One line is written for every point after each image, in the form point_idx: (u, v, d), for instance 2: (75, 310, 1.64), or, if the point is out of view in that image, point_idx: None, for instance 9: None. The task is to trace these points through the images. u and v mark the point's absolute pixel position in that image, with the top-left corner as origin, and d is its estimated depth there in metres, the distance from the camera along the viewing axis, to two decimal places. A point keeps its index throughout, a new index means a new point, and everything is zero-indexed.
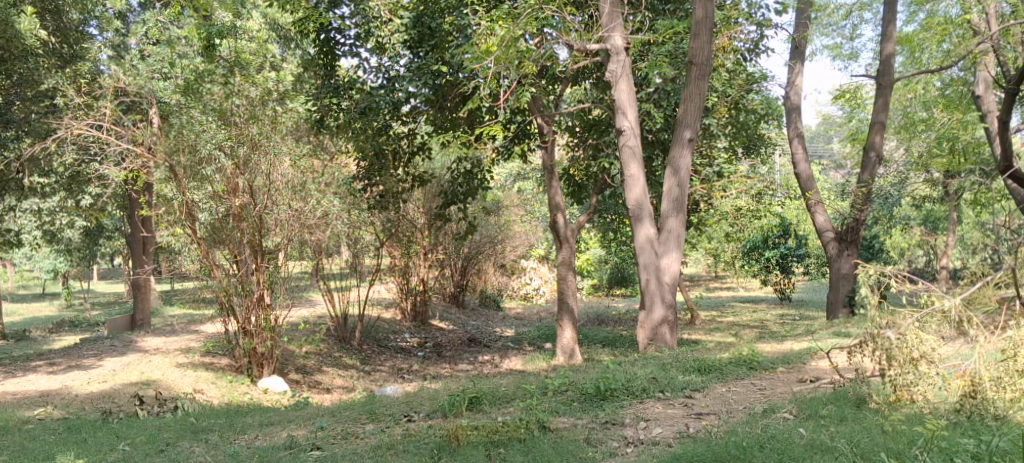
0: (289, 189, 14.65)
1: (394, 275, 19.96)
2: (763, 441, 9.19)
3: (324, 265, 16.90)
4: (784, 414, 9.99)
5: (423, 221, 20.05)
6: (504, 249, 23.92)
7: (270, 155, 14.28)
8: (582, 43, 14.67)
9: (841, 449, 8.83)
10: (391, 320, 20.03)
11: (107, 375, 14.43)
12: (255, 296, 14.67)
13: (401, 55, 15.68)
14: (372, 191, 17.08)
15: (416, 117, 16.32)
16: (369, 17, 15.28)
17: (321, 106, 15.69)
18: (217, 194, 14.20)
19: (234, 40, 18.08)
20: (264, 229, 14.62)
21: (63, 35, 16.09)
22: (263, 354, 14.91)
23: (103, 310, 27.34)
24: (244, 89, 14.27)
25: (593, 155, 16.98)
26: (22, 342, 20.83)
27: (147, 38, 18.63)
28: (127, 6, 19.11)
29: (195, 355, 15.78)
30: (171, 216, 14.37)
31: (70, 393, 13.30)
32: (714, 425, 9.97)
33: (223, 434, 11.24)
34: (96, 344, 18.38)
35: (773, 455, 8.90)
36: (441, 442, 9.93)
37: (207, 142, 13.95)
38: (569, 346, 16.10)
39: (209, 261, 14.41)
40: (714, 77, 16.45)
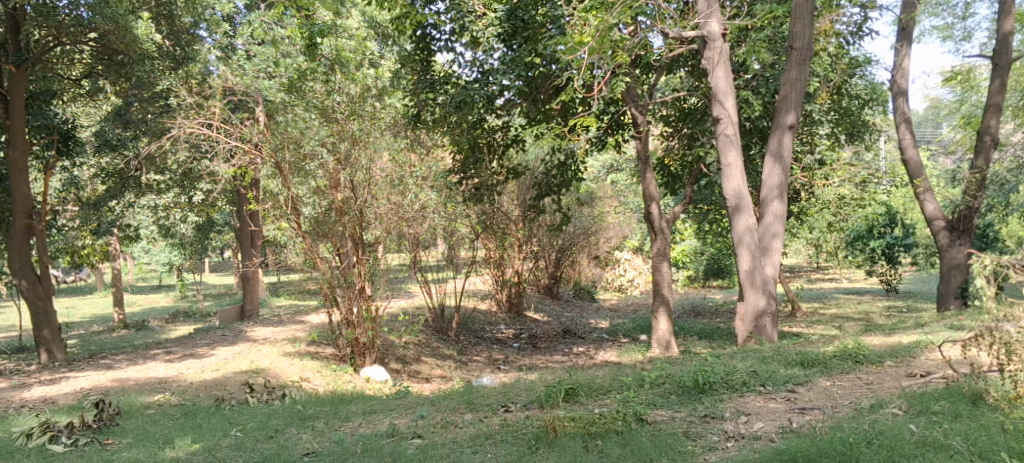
0: (387, 183, 14.97)
1: (490, 267, 20.14)
2: (871, 437, 9.13)
3: (422, 258, 17.25)
4: (893, 409, 9.84)
5: (517, 213, 20.13)
6: (597, 240, 24.01)
7: (370, 150, 14.75)
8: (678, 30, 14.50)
9: (957, 448, 8.82)
10: (486, 310, 20.30)
11: (218, 363, 15.10)
12: (357, 287, 15.21)
13: (496, 49, 15.68)
14: (467, 184, 17.37)
15: (510, 110, 16.30)
16: (464, 12, 15.51)
17: (418, 101, 16.04)
18: (320, 188, 14.76)
19: (336, 38, 18.65)
20: (364, 222, 15.03)
21: (176, 37, 16.65)
22: (365, 344, 15.46)
23: (216, 301, 28.56)
24: (345, 87, 14.78)
25: (689, 144, 16.90)
26: (142, 331, 21.88)
27: (254, 39, 19.35)
28: (235, 9, 19.84)
29: (302, 345, 16.44)
30: (277, 211, 14.76)
31: (186, 380, 13.96)
32: (819, 420, 9.91)
33: (329, 421, 11.65)
34: (209, 333, 19.21)
35: (881, 453, 8.87)
36: (538, 433, 10.12)
37: (311, 139, 14.46)
38: (665, 338, 16.11)
39: (313, 254, 14.90)
40: (816, 62, 16.09)
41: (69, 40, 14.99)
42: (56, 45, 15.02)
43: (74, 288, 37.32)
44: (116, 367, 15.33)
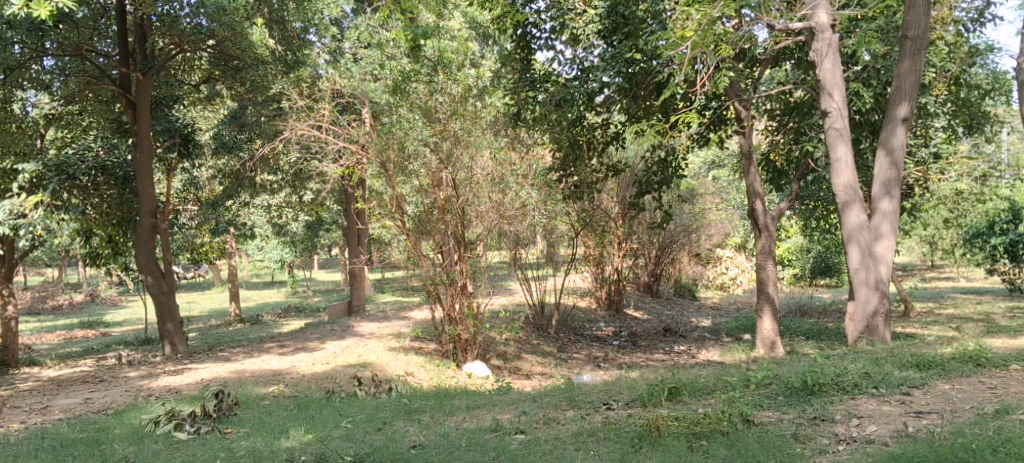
0: (488, 182, 15.22)
1: (589, 264, 20.24)
2: (996, 444, 9.02)
3: (522, 255, 17.44)
4: (1019, 416, 9.57)
5: (617, 210, 20.00)
6: (699, 237, 23.84)
7: (471, 149, 14.97)
8: (785, 22, 14.34)
9: None
10: (586, 308, 20.38)
11: (328, 357, 15.70)
12: (459, 284, 15.52)
13: (595, 46, 15.66)
14: (566, 182, 17.39)
15: (610, 107, 16.39)
16: (565, 10, 15.62)
17: (518, 99, 16.09)
18: (423, 187, 15.10)
19: (439, 39, 19.13)
20: (466, 220, 15.38)
21: (287, 43, 17.05)
22: (467, 340, 15.77)
23: (325, 297, 29.47)
24: (447, 87, 15.08)
25: (796, 138, 16.66)
26: (256, 325, 22.75)
27: (361, 42, 20.07)
28: (342, 13, 20.68)
29: (406, 341, 17.02)
30: (383, 210, 15.31)
31: (297, 373, 14.50)
32: (937, 425, 9.72)
33: (435, 415, 11.96)
34: (319, 328, 19.89)
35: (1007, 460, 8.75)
36: (641, 431, 10.21)
37: (414, 139, 14.80)
38: (770, 338, 15.90)
39: (417, 251, 15.40)
40: (933, 51, 15.62)
41: (190, 47, 15.72)
42: (178, 51, 15.83)
43: (194, 283, 39.00)
44: (234, 359, 16.04)
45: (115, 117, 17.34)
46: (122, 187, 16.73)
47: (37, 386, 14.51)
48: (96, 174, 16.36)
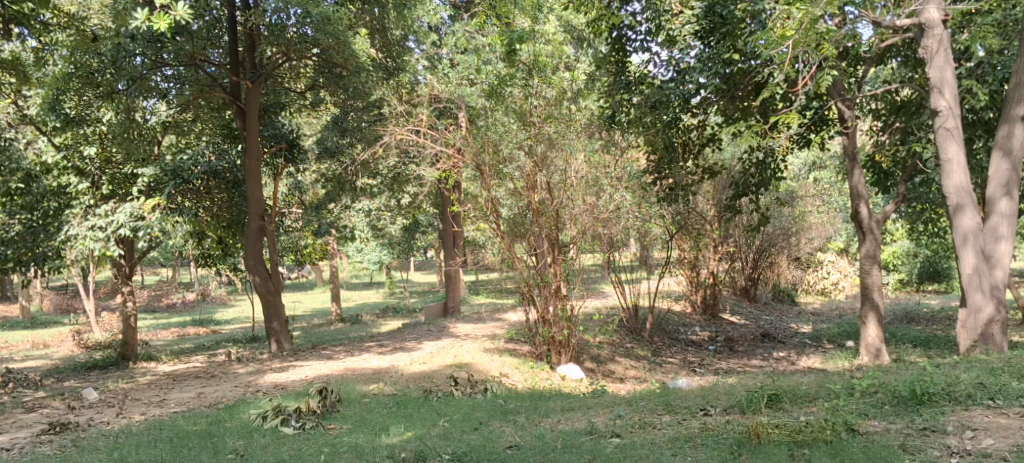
0: (583, 184, 15.26)
1: (684, 268, 20.17)
2: None
3: (615, 258, 17.23)
4: None
5: (713, 213, 19.77)
6: (798, 241, 23.43)
7: (565, 152, 15.09)
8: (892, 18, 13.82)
9: None
10: (681, 312, 20.26)
11: (425, 357, 16.12)
12: (553, 287, 15.68)
13: (692, 46, 15.37)
14: (661, 185, 17.32)
15: (706, 108, 16.16)
16: (660, 11, 15.52)
17: (613, 101, 16.30)
18: (518, 191, 15.29)
19: (534, 43, 19.38)
20: (560, 223, 15.48)
21: (387, 50, 17.73)
22: (561, 342, 15.89)
23: (421, 298, 30.02)
24: (542, 91, 15.30)
25: (903, 139, 16.28)
26: (356, 325, 23.32)
27: (457, 48, 20.54)
28: (440, 20, 21.16)
29: (501, 342, 17.26)
30: (477, 212, 15.58)
31: (397, 372, 14.88)
32: None
33: (530, 416, 12.11)
34: (417, 329, 20.27)
35: None
36: (741, 438, 10.16)
37: (509, 142, 14.92)
38: (874, 345, 15.58)
39: (511, 254, 15.63)
40: None
41: (296, 56, 16.32)
42: (285, 60, 16.53)
43: (296, 283, 40.19)
44: (336, 358, 16.53)
45: (225, 123, 18.08)
46: (232, 191, 17.59)
47: (154, 380, 15.17)
48: (209, 179, 17.11)
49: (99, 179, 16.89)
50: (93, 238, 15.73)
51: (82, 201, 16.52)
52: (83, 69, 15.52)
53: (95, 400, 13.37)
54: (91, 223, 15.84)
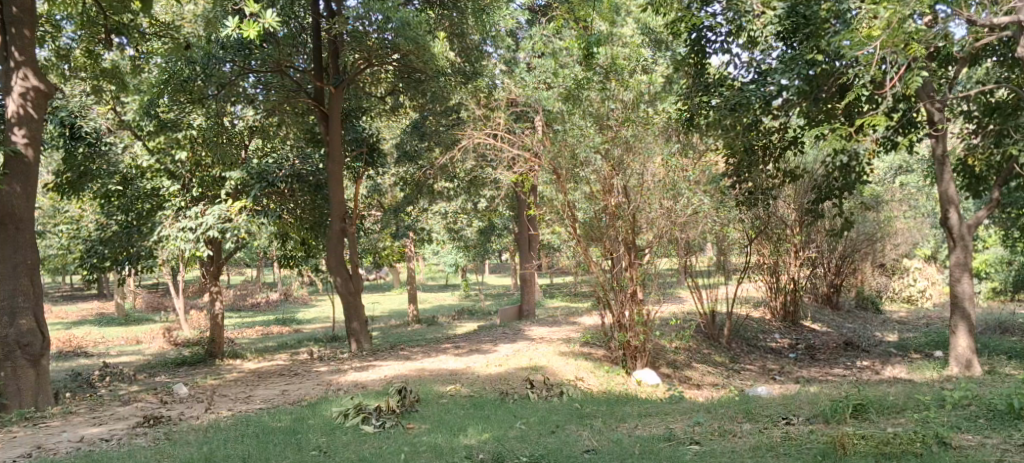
0: (660, 188, 15.17)
1: (763, 273, 19.88)
2: None
3: (692, 262, 17.11)
4: None
5: (793, 217, 19.46)
6: (883, 247, 22.92)
7: (643, 156, 15.02)
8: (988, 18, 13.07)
9: None
10: (760, 318, 19.95)
11: (501, 359, 16.24)
12: (629, 292, 15.56)
13: (774, 47, 15.22)
14: (740, 188, 17.07)
15: (789, 111, 15.62)
16: (741, 12, 15.15)
17: (692, 104, 16.06)
18: (594, 194, 15.29)
19: (612, 45, 19.45)
20: (637, 226, 15.40)
21: (466, 54, 17.97)
22: (637, 347, 15.76)
23: (497, 300, 30.13)
24: (619, 94, 15.26)
25: (996, 141, 15.79)
26: (432, 326, 23.54)
27: (535, 51, 20.76)
28: (517, 24, 21.40)
29: (577, 346, 17.27)
30: (553, 215, 15.63)
31: (474, 374, 15.05)
32: None
33: (607, 421, 12.07)
34: (493, 331, 20.37)
35: None
36: (826, 449, 9.98)
37: (585, 146, 14.99)
38: (965, 356, 15.12)
39: (587, 257, 15.60)
40: None
41: (378, 62, 16.75)
42: (367, 66, 16.82)
43: (374, 284, 40.75)
44: (413, 359, 16.72)
45: (309, 128, 18.45)
46: (315, 194, 17.91)
47: (240, 377, 15.57)
48: (293, 182, 17.51)
49: (189, 181, 17.52)
50: (182, 239, 16.43)
51: (172, 203, 17.12)
52: (175, 77, 15.87)
53: (184, 395, 13.74)
54: (182, 224, 16.48)
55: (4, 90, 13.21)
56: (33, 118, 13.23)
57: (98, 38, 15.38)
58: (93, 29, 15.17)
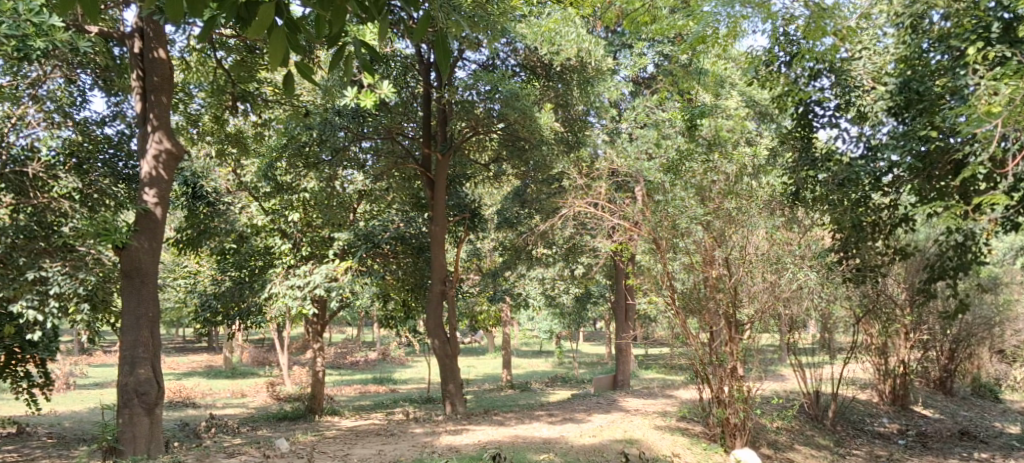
0: (763, 260, 15.01)
1: (871, 354, 19.21)
2: None
3: (795, 340, 16.77)
4: None
5: (904, 297, 18.87)
6: (1001, 332, 21.99)
7: (745, 228, 14.94)
8: None
9: None
10: (866, 401, 19.35)
11: (595, 430, 16.13)
12: (728, 366, 15.29)
13: (884, 123, 14.96)
14: (847, 264, 16.29)
15: (900, 187, 15.14)
16: (851, 87, 15.03)
17: (797, 178, 15.78)
18: (692, 265, 15.14)
19: (716, 118, 19.46)
20: (737, 301, 15.16)
21: (570, 124, 18.55)
22: (736, 425, 15.29)
23: (591, 368, 29.91)
24: (722, 166, 15.16)
25: None
26: (526, 392, 23.52)
27: (638, 122, 20.92)
28: (619, 96, 21.64)
29: (673, 420, 17.05)
30: (650, 284, 15.51)
31: (568, 443, 14.99)
32: None
33: None
34: (587, 401, 20.25)
35: None
36: None
37: (686, 218, 14.91)
38: None
39: (686, 330, 15.37)
40: None
41: (483, 130, 17.04)
42: (472, 134, 17.14)
43: (470, 347, 40.97)
44: (507, 424, 16.72)
45: (414, 193, 18.78)
46: (417, 256, 18.30)
47: (339, 434, 15.79)
48: (396, 243, 17.99)
49: (300, 240, 18.23)
50: (291, 296, 16.97)
51: (283, 261, 17.84)
52: (293, 142, 16.77)
53: (287, 450, 13.99)
54: (291, 282, 17.06)
55: (140, 152, 14.00)
56: (164, 180, 13.94)
57: (225, 105, 15.92)
58: (221, 96, 15.76)
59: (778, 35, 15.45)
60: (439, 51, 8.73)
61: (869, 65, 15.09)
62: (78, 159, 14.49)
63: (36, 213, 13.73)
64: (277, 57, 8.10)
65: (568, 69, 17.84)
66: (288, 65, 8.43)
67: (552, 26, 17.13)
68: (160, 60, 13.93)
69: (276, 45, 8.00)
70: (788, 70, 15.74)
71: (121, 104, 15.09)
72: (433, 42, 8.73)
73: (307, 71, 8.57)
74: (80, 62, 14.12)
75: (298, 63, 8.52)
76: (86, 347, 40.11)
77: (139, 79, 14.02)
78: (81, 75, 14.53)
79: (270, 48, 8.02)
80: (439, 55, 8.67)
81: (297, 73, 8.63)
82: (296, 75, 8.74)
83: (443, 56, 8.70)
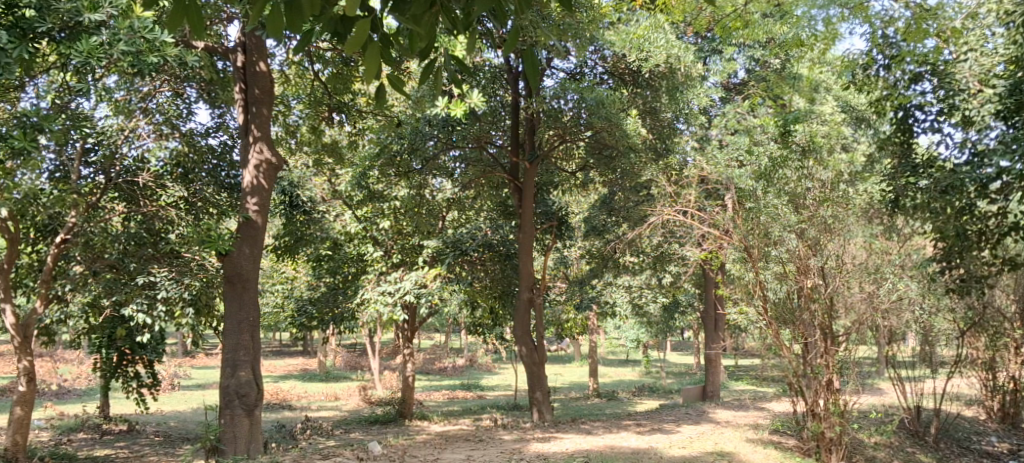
0: (861, 270, 14.75)
1: (976, 369, 18.51)
2: None
3: (893, 352, 16.32)
4: None
5: (1013, 310, 18.15)
6: None
7: (841, 238, 14.61)
8: None
9: None
10: (972, 418, 18.64)
11: (685, 441, 15.92)
12: (824, 379, 14.72)
13: (993, 127, 14.05)
14: (952, 275, 15.24)
15: (1009, 194, 14.10)
16: (955, 90, 14.41)
17: (897, 185, 15.14)
18: (784, 274, 14.78)
19: (810, 123, 19.02)
20: (833, 311, 14.68)
21: (659, 132, 18.45)
22: (832, 439, 14.73)
23: (679, 378, 29.52)
24: (816, 173, 14.80)
25: None
26: (613, 401, 23.38)
27: (728, 129, 20.62)
28: (710, 102, 21.35)
29: (765, 433, 16.71)
30: (742, 294, 15.09)
31: (657, 453, 14.81)
32: None
33: None
34: (676, 411, 20.01)
35: None
36: None
37: (780, 226, 14.59)
38: None
39: (779, 340, 14.90)
40: None
41: (571, 138, 17.00)
42: (561, 141, 17.19)
43: (557, 356, 40.96)
44: (595, 433, 16.60)
45: (502, 200, 18.92)
46: (504, 263, 18.26)
47: (429, 439, 15.89)
48: (483, 251, 17.89)
49: (391, 247, 18.37)
50: (381, 303, 17.09)
51: (375, 267, 18.09)
52: (385, 151, 17.06)
53: (378, 453, 14.12)
54: (381, 287, 17.25)
55: (242, 163, 14.37)
56: (264, 189, 14.24)
57: (322, 116, 16.34)
58: (318, 107, 16.19)
59: (878, 38, 15.03)
60: (530, 63, 8.12)
61: (976, 67, 14.34)
62: (184, 169, 14.83)
63: (146, 220, 14.44)
64: (373, 74, 7.55)
65: (657, 76, 17.60)
66: (378, 79, 7.88)
67: (641, 33, 17.11)
68: (260, 73, 14.28)
69: (372, 63, 7.44)
70: (887, 74, 15.22)
71: (225, 116, 15.43)
72: (524, 53, 8.08)
73: (398, 83, 8.03)
74: (186, 76, 14.74)
75: (388, 75, 7.99)
76: (191, 348, 41.41)
77: (241, 92, 14.40)
78: (187, 88, 14.97)
79: (367, 65, 7.47)
80: (531, 68, 8.08)
81: (387, 84, 8.10)
82: (382, 86, 8.15)
83: (534, 70, 8.05)
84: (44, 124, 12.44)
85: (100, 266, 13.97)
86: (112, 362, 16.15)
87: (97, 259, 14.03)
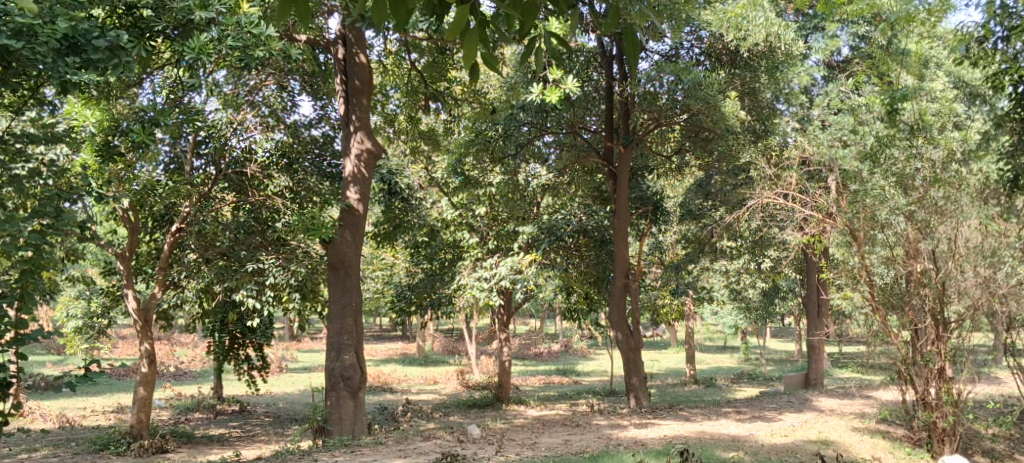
0: (978, 253, 13.48)
1: None
2: None
3: None
4: None
5: None
6: None
7: (955, 220, 13.64)
8: None
9: None
10: None
11: (788, 429, 15.49)
12: (935, 368, 14.10)
13: None
14: None
15: None
16: None
17: (1016, 163, 14.37)
18: (891, 258, 14.14)
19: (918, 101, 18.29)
20: (946, 297, 13.86)
21: (757, 113, 18.01)
22: (945, 429, 14.22)
23: (780, 366, 28.86)
24: (926, 152, 14.32)
25: None
26: (711, 387, 23.00)
27: (831, 108, 20.01)
28: (811, 80, 20.78)
29: (873, 422, 16.15)
30: (847, 279, 14.50)
31: (758, 441, 14.43)
32: None
33: None
34: (778, 398, 19.54)
35: None
36: None
37: (887, 208, 14.06)
38: None
39: (887, 327, 14.25)
40: None
41: (666, 122, 16.64)
42: (656, 126, 16.75)
43: (653, 342, 40.51)
44: (693, 420, 16.32)
45: (597, 186, 18.78)
46: (599, 250, 18.16)
47: (527, 423, 15.84)
48: (579, 236, 17.88)
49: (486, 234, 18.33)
50: (479, 288, 17.15)
51: (471, 254, 18.06)
52: (480, 137, 17.06)
53: (478, 436, 14.12)
54: (478, 273, 17.27)
55: (343, 152, 14.53)
56: (365, 177, 14.40)
57: (419, 105, 16.55)
58: (415, 97, 16.42)
59: (994, 9, 14.22)
60: (630, 46, 7.61)
61: None
62: (289, 159, 15.01)
63: (254, 209, 14.77)
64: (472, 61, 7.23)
65: (757, 55, 17.08)
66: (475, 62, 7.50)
67: (738, 11, 16.62)
68: (360, 65, 14.40)
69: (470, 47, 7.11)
70: (1006, 46, 14.41)
71: (326, 108, 15.59)
72: (624, 35, 7.61)
73: (499, 63, 7.60)
74: (290, 68, 14.95)
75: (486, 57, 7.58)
76: (296, 333, 42.34)
77: (342, 83, 14.55)
78: (292, 81, 15.16)
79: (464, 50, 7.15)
80: (630, 50, 7.57)
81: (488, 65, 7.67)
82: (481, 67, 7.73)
83: (636, 50, 7.55)
84: (160, 118, 13.14)
85: (213, 254, 14.33)
86: (223, 345, 16.56)
87: (210, 247, 14.39)
